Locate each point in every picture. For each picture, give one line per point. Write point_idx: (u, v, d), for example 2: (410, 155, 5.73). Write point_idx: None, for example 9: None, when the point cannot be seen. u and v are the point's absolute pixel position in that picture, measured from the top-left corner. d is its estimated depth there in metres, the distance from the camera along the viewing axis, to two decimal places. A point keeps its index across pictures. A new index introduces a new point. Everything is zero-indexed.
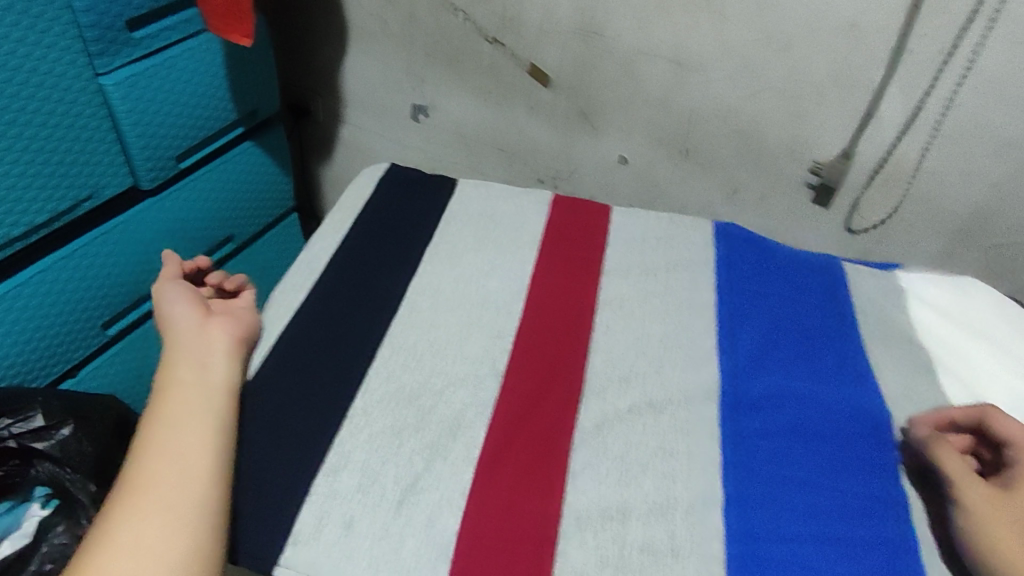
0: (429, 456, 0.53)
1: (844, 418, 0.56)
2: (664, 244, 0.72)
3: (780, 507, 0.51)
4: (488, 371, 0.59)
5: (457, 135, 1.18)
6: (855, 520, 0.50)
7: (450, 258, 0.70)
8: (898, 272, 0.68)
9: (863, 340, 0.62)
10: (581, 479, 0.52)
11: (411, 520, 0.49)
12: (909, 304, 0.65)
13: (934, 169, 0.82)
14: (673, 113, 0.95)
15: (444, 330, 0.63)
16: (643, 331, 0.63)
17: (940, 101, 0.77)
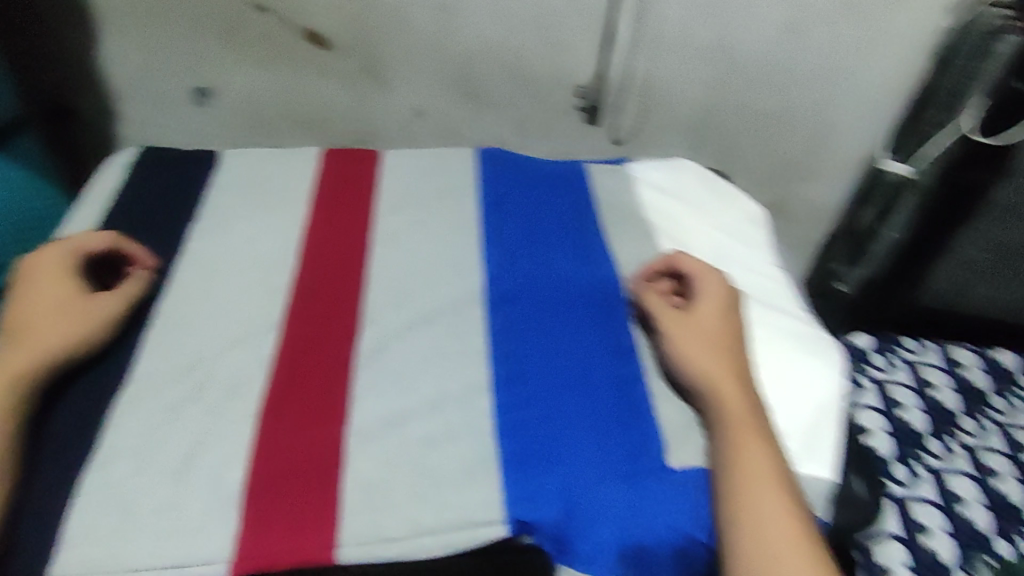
0: (208, 418, 0.56)
1: (586, 289, 0.66)
2: (430, 178, 0.78)
3: (537, 377, 0.59)
4: (264, 327, 0.63)
5: (250, 114, 1.14)
6: (597, 376, 0.59)
7: (225, 231, 0.71)
8: (629, 165, 0.80)
9: (602, 227, 0.72)
10: (363, 399, 0.58)
11: (195, 481, 0.52)
12: (637, 189, 0.76)
13: (665, 79, 0.99)
14: (453, 60, 1.04)
15: (222, 298, 0.65)
16: (415, 258, 0.69)
17: (656, 20, 0.93)
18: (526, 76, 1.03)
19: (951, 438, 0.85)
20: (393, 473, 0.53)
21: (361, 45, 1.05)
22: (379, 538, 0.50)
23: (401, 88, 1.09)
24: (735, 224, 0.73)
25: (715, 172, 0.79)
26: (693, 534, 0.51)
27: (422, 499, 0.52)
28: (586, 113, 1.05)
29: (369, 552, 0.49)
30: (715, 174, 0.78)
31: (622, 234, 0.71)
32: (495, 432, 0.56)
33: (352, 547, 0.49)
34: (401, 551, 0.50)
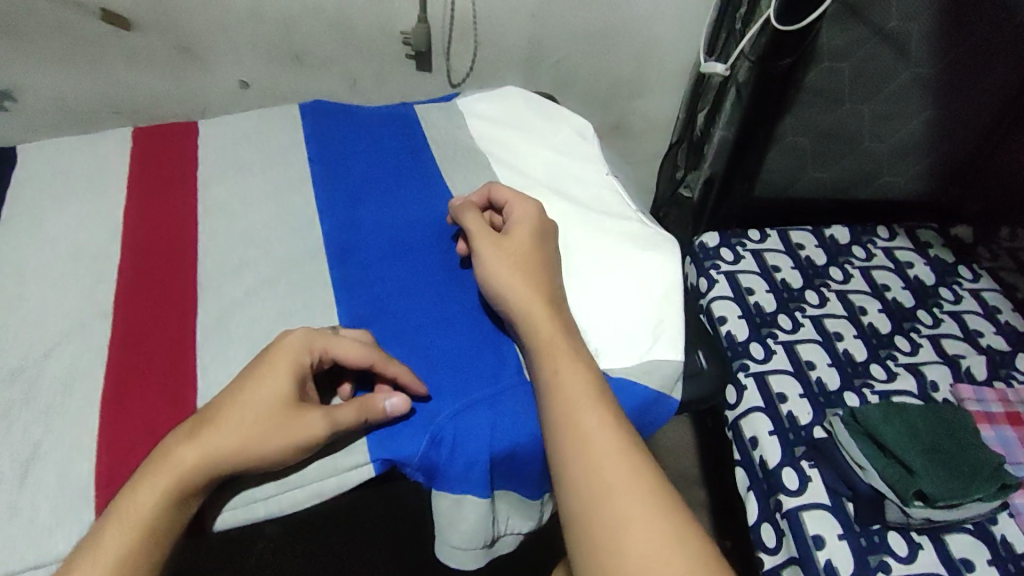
0: (44, 418, 0.53)
1: (430, 226, 0.66)
2: (254, 141, 0.74)
3: (388, 317, 0.59)
4: (93, 317, 0.59)
5: (59, 113, 1.04)
6: (448, 303, 0.60)
7: (30, 230, 0.65)
8: (458, 99, 0.79)
9: (439, 161, 0.72)
10: (212, 370, 0.56)
11: (41, 484, 0.50)
12: (467, 122, 0.76)
13: (487, 17, 0.98)
14: (273, 27, 0.99)
15: (38, 299, 0.60)
16: (249, 223, 0.66)
17: None
18: (350, 30, 1.00)
19: (800, 313, 0.92)
20: None
21: (167, 20, 0.96)
22: (249, 501, 0.49)
23: (227, 65, 1.03)
24: (567, 142, 0.74)
25: (540, 95, 0.81)
26: None
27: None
28: (418, 60, 1.03)
29: (241, 515, 0.49)
30: (539, 96, 0.79)
31: (460, 165, 0.71)
32: (350, 377, 0.55)
33: (222, 515, 0.49)
34: (274, 508, 0.50)
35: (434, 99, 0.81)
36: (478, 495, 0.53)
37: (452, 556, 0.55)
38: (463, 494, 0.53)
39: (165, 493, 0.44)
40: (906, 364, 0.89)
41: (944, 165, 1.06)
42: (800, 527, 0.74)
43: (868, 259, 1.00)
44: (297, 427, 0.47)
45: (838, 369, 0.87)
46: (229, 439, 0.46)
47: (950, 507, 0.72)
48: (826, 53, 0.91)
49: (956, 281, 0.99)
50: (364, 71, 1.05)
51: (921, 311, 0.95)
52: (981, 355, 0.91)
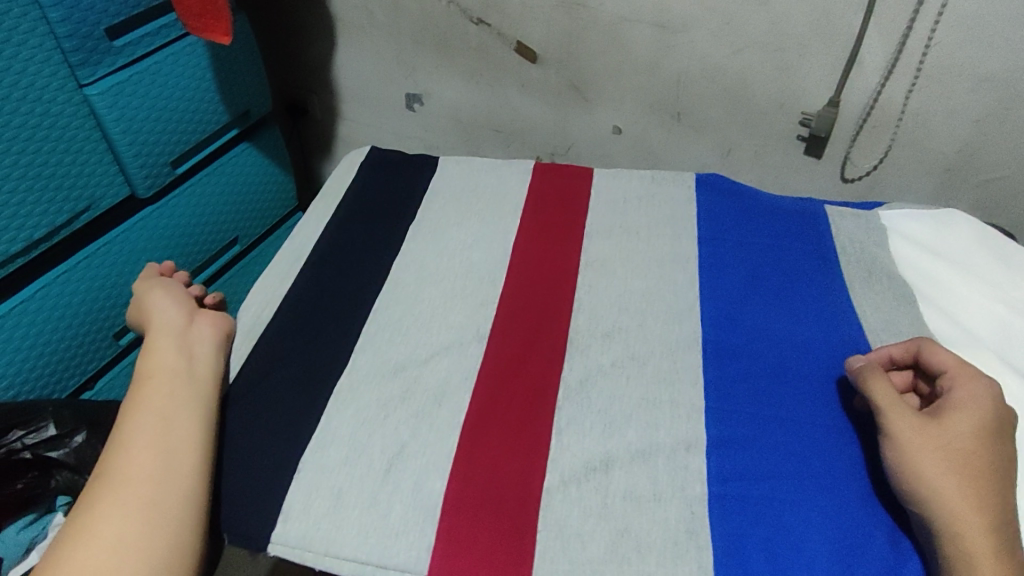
0: (412, 423, 0.56)
1: (824, 357, 0.57)
2: (642, 204, 0.73)
3: (763, 450, 0.51)
4: (471, 338, 0.62)
5: (453, 121, 1.18)
6: (838, 462, 0.51)
7: (436, 237, 0.72)
8: (881, 209, 0.69)
9: (845, 280, 0.63)
10: (567, 434, 0.54)
11: (400, 487, 0.52)
12: (890, 240, 0.65)
13: (910, 113, 0.86)
14: (667, 82, 0.98)
15: (429, 304, 0.65)
16: (625, 290, 0.64)
17: (925, 46, 0.80)
18: (745, 100, 0.95)
19: None
20: (596, 525, 0.49)
21: (571, 60, 1.02)
22: None
23: (607, 112, 1.06)
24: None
25: (991, 228, 0.66)
26: None
27: (623, 564, 0.47)
28: (807, 143, 0.95)
29: None
30: (995, 230, 0.65)
31: (868, 290, 0.61)
32: (709, 504, 0.49)
33: None
34: None
35: (846, 204, 0.72)
36: None
37: None
38: None
39: (146, 423, 0.51)
40: None
41: None
42: None
43: None
44: (168, 347, 0.56)
45: None
46: (159, 380, 0.54)
47: None
48: None
49: None
50: (742, 144, 0.99)
51: None
52: None
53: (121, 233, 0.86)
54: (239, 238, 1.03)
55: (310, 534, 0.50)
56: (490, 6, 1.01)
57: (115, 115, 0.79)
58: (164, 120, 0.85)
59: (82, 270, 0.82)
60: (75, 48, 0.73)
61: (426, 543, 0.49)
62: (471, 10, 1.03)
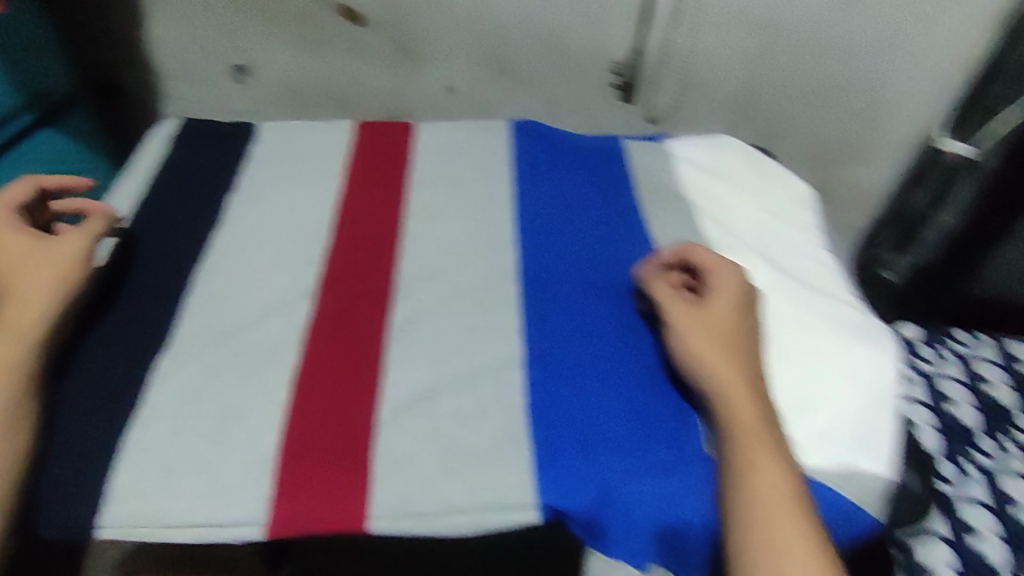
0: (241, 385, 0.56)
1: (623, 271, 0.64)
2: (460, 155, 0.77)
3: (573, 355, 0.58)
4: (300, 296, 0.63)
5: (283, 92, 1.14)
6: (636, 355, 0.58)
7: (258, 204, 0.71)
8: (668, 141, 0.78)
9: (640, 203, 0.71)
10: (396, 371, 0.57)
11: (232, 446, 0.52)
12: (675, 165, 0.74)
13: (701, 56, 0.96)
14: (488, 39, 1.02)
15: (253, 269, 0.65)
16: (446, 234, 0.68)
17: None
18: (561, 53, 1.01)
19: (1005, 437, 0.81)
20: (427, 445, 0.53)
21: (395, 21, 1.03)
22: (410, 513, 0.50)
23: (438, 73, 1.08)
24: (780, 204, 0.71)
25: (754, 148, 0.78)
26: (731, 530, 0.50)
27: (455, 474, 0.51)
28: (620, 90, 1.03)
29: (404, 525, 0.49)
30: (755, 150, 0.77)
31: (657, 211, 0.70)
32: (528, 409, 0.54)
33: (385, 520, 0.49)
34: (435, 527, 0.50)
35: (639, 138, 0.81)
36: (634, 565, 0.52)
37: None
38: (620, 560, 0.51)
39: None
40: None
41: None
42: None
43: None
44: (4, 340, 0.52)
45: None
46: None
47: None
48: None
49: None
50: (563, 95, 1.06)
51: None
52: None
53: None
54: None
55: (146, 506, 0.50)
56: None
57: None
58: None
59: None
60: None
61: (265, 491, 0.50)
62: None
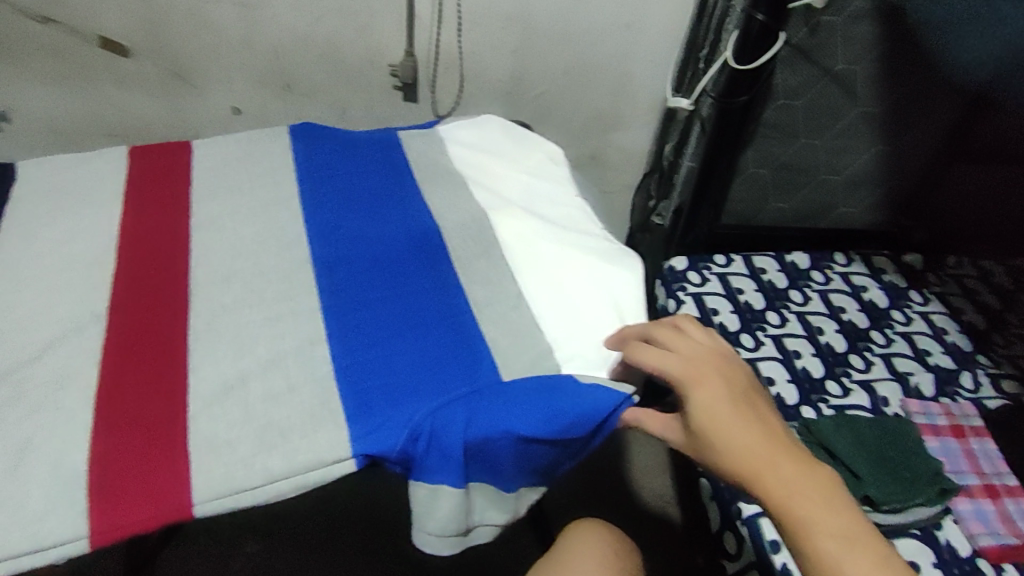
0: (29, 420, 0.54)
1: (413, 241, 0.70)
2: (243, 163, 0.78)
3: (368, 322, 0.62)
4: (85, 322, 0.61)
5: (52, 134, 1.06)
6: (428, 310, 0.64)
7: (21, 241, 0.68)
8: (439, 126, 0.85)
9: (419, 181, 0.77)
10: (201, 369, 0.58)
11: (29, 479, 0.51)
12: (447, 147, 0.82)
13: (470, 51, 1.05)
14: (264, 56, 1.03)
15: (26, 305, 0.62)
16: (237, 239, 0.69)
17: None
18: (340, 61, 1.04)
19: (761, 332, 0.98)
20: (241, 428, 0.55)
21: (163, 48, 1.00)
22: (240, 489, 0.52)
23: (220, 95, 1.07)
24: (538, 165, 0.81)
25: (515, 123, 0.88)
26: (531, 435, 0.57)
27: (270, 449, 0.54)
28: (403, 91, 1.08)
29: (232, 501, 0.52)
30: (515, 124, 0.86)
31: (438, 187, 0.76)
32: (334, 375, 0.58)
33: (212, 501, 0.51)
34: (264, 495, 0.53)
35: (416, 126, 0.87)
36: (453, 485, 0.56)
37: (427, 543, 0.59)
38: (440, 484, 0.56)
39: None
40: (860, 381, 0.95)
41: (894, 193, 1.09)
42: (756, 532, 0.78)
43: (804, 304, 1.03)
44: None
45: (797, 386, 0.93)
46: None
47: (897, 513, 0.78)
48: (780, 91, 0.98)
49: (907, 305, 1.07)
50: (351, 103, 1.09)
51: (874, 331, 1.02)
52: (931, 373, 0.98)
53: None
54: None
55: None
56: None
57: None
58: None
59: None
60: None
61: (78, 507, 0.50)
62: (24, 7, 0.93)
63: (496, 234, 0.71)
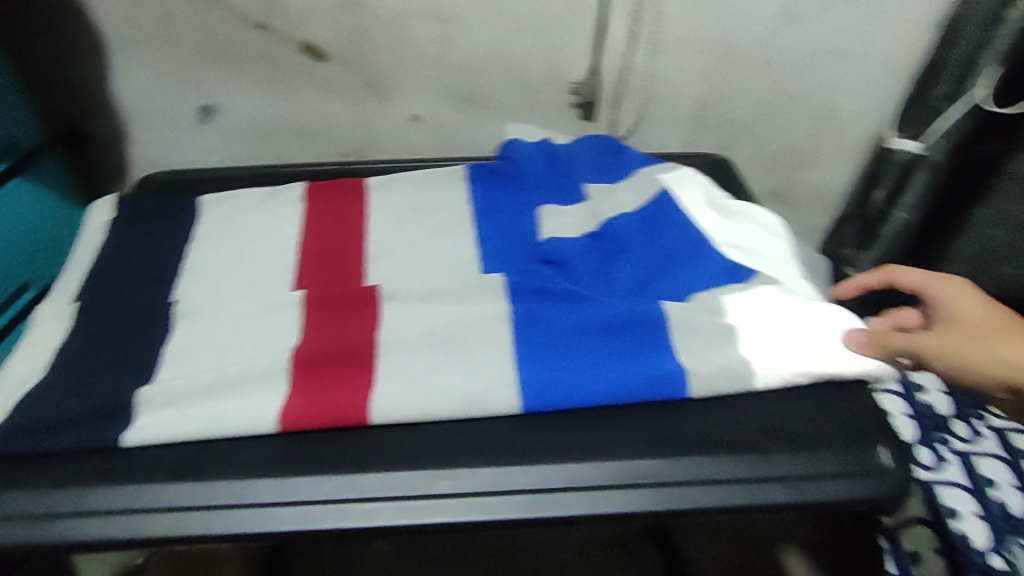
0: (242, 415, 0.57)
1: (621, 316, 0.60)
2: (434, 180, 0.79)
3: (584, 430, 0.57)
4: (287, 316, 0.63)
5: (253, 131, 1.14)
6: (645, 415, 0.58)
7: (238, 239, 0.74)
8: (658, 187, 0.71)
9: (625, 262, 0.66)
10: (392, 383, 0.59)
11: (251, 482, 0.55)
12: (670, 220, 0.68)
13: (660, 75, 0.99)
14: (451, 68, 1.03)
15: (249, 301, 0.67)
16: (431, 258, 0.70)
17: (655, 15, 0.93)
18: (523, 76, 1.03)
19: (979, 421, 0.79)
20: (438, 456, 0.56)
21: (360, 56, 1.04)
22: (422, 500, 0.54)
23: (403, 104, 1.09)
24: (753, 242, 0.67)
25: (723, 190, 0.72)
26: (724, 484, 0.54)
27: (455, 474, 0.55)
28: (581, 109, 1.05)
29: (409, 500, 0.54)
30: (725, 193, 0.71)
31: (666, 279, 0.65)
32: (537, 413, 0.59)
33: (402, 492, 0.54)
34: (446, 484, 0.54)
35: (610, 175, 0.76)
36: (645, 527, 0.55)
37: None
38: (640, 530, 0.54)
39: None
40: None
41: None
42: None
43: None
44: None
45: None
46: None
47: None
48: None
49: None
50: (529, 117, 1.07)
51: None
52: None
53: None
54: (34, 281, 0.97)
55: (155, 522, 0.53)
56: (266, 8, 0.99)
57: None
58: None
59: None
60: None
61: (286, 476, 0.55)
62: (248, 14, 1.00)
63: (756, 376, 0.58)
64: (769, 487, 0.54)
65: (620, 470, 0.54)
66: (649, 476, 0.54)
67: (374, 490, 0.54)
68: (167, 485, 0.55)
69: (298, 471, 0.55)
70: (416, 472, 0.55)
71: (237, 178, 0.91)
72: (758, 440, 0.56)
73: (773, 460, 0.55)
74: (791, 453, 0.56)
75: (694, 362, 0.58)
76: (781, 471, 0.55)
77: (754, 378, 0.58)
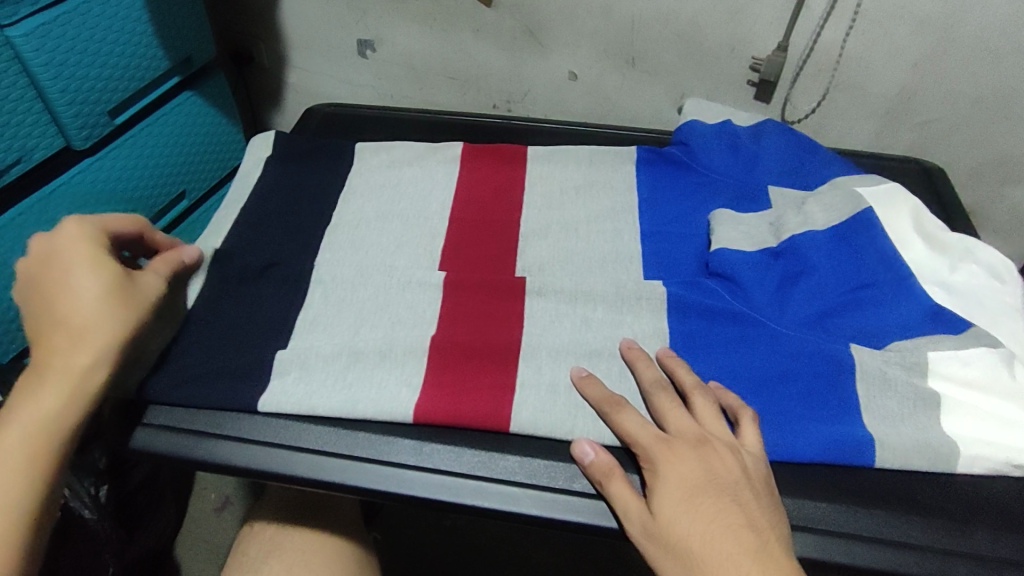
0: (390, 373, 0.58)
1: (795, 350, 0.56)
2: (595, 157, 0.76)
3: None
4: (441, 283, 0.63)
5: (408, 69, 1.13)
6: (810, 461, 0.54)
7: (395, 189, 0.74)
8: (859, 207, 0.63)
9: (807, 289, 0.60)
10: (534, 368, 0.58)
11: (392, 441, 0.56)
12: (867, 251, 0.61)
13: (857, 60, 0.87)
14: (619, 27, 0.96)
15: (404, 257, 0.67)
16: (587, 243, 0.67)
17: None
18: (697, 44, 0.94)
19: None
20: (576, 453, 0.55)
21: (525, 3, 0.98)
22: (566, 498, 0.53)
23: (562, 59, 1.03)
24: (971, 286, 0.59)
25: (936, 220, 0.63)
26: (906, 550, 0.49)
27: None
28: (757, 87, 0.95)
29: (553, 498, 0.53)
30: (938, 224, 0.63)
31: (853, 315, 0.58)
32: None
33: (550, 486, 0.54)
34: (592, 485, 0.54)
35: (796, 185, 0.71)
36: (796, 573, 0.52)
37: None
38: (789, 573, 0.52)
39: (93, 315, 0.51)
40: None
41: None
42: None
43: None
44: (96, 333, 0.51)
45: None
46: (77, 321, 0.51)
47: None
48: None
49: None
50: (696, 88, 0.99)
51: None
52: None
53: (58, 185, 0.85)
54: (187, 192, 1.04)
55: (297, 461, 0.56)
56: None
57: (44, 59, 0.76)
58: (119, 74, 0.86)
59: (53, 220, 0.86)
60: (99, 11, 0.81)
61: (429, 441, 0.56)
62: None
63: (958, 455, 0.51)
64: (966, 566, 0.49)
65: (792, 510, 0.51)
66: (823, 523, 0.51)
67: (515, 474, 0.55)
68: (307, 427, 0.57)
69: (438, 441, 0.56)
70: (558, 463, 0.55)
71: (391, 120, 0.90)
72: (952, 508, 0.51)
73: (969, 538, 0.50)
74: (990, 531, 0.50)
75: (882, 428, 0.52)
76: (979, 550, 0.49)
77: (957, 461, 0.51)
